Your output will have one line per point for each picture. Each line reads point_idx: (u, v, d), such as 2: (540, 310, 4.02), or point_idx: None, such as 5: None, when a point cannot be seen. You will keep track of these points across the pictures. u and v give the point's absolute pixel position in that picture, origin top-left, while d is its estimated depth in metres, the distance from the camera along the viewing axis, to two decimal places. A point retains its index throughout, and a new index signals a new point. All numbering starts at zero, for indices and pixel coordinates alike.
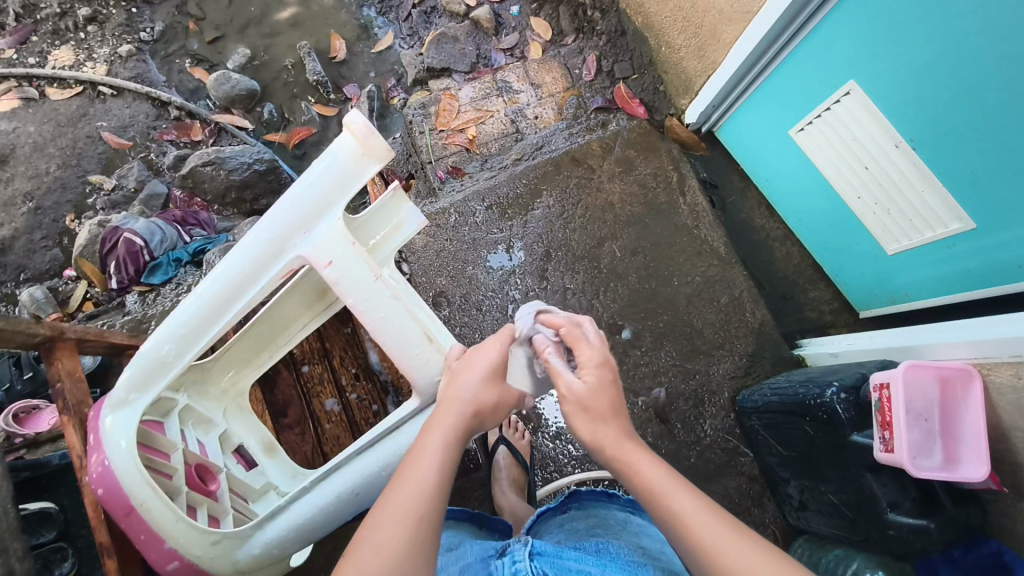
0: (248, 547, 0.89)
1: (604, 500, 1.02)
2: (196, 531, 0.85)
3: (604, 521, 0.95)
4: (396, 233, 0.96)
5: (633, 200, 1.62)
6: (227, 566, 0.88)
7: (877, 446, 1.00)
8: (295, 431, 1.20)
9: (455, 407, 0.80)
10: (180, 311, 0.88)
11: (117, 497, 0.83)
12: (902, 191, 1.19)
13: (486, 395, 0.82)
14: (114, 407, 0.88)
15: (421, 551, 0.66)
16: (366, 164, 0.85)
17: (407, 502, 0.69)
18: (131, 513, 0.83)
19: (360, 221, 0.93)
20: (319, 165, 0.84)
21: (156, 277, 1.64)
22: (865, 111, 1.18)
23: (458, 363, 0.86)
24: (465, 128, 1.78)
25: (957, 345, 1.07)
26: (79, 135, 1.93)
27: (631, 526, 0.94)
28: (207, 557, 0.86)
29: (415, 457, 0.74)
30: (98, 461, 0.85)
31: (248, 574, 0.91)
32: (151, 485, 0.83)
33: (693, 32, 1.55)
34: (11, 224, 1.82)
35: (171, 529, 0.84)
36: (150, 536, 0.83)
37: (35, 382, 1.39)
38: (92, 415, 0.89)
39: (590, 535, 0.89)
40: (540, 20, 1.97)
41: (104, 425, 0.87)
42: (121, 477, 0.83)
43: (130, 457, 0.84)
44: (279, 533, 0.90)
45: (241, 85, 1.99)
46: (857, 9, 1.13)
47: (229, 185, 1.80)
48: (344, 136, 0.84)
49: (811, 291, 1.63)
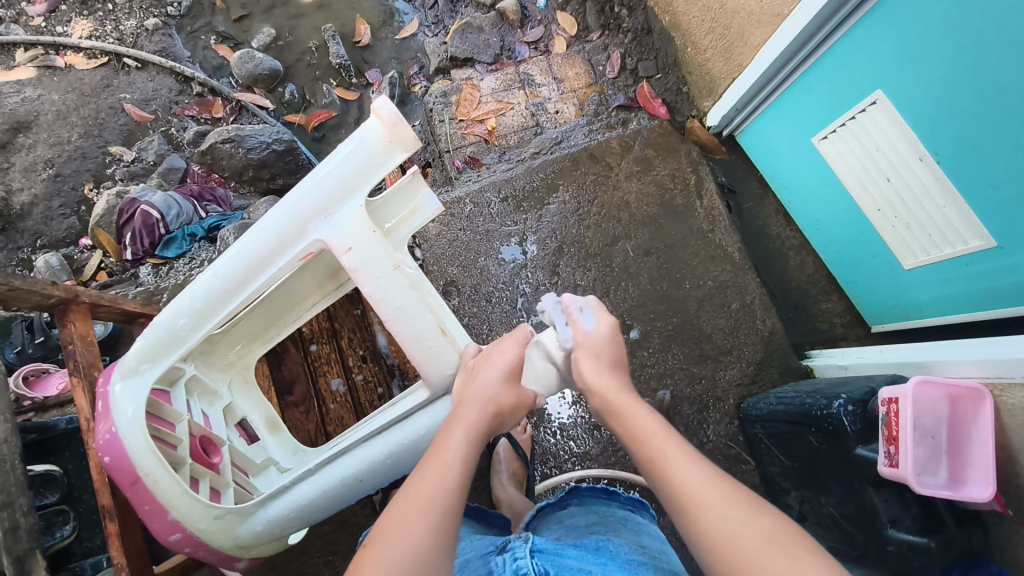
0: (250, 524, 0.90)
1: (604, 498, 1.00)
2: (200, 504, 0.85)
3: (604, 518, 0.94)
4: (412, 218, 0.96)
5: (649, 200, 1.61)
6: (228, 541, 0.89)
7: (881, 460, 0.99)
8: (299, 409, 1.21)
9: (473, 405, 0.83)
10: (194, 286, 0.88)
11: (123, 466, 0.84)
12: (923, 205, 1.18)
13: (504, 392, 0.85)
14: (123, 374, 0.88)
15: (442, 544, 0.68)
16: (391, 150, 0.85)
17: (432, 495, 0.71)
18: (137, 483, 0.84)
19: (380, 204, 0.93)
20: (343, 148, 0.84)
21: (170, 251, 1.65)
22: (890, 121, 1.16)
23: (475, 361, 0.88)
24: (485, 119, 1.78)
25: (970, 363, 1.05)
26: (102, 106, 1.95)
27: (632, 524, 0.93)
28: (210, 531, 0.86)
29: (439, 452, 0.77)
30: (104, 429, 0.85)
31: (248, 550, 0.92)
32: (157, 456, 0.84)
33: (721, 33, 1.54)
34: (31, 189, 1.84)
35: (174, 501, 0.84)
36: (154, 507, 0.84)
37: (46, 347, 1.40)
38: (101, 381, 0.90)
39: (590, 533, 0.88)
40: (566, 15, 1.96)
41: (113, 392, 0.87)
42: (128, 446, 0.84)
43: (138, 427, 0.84)
44: (281, 512, 0.91)
45: (265, 64, 2.00)
46: (889, 18, 1.11)
47: (246, 163, 1.81)
48: (371, 122, 0.84)
49: (824, 302, 1.62)
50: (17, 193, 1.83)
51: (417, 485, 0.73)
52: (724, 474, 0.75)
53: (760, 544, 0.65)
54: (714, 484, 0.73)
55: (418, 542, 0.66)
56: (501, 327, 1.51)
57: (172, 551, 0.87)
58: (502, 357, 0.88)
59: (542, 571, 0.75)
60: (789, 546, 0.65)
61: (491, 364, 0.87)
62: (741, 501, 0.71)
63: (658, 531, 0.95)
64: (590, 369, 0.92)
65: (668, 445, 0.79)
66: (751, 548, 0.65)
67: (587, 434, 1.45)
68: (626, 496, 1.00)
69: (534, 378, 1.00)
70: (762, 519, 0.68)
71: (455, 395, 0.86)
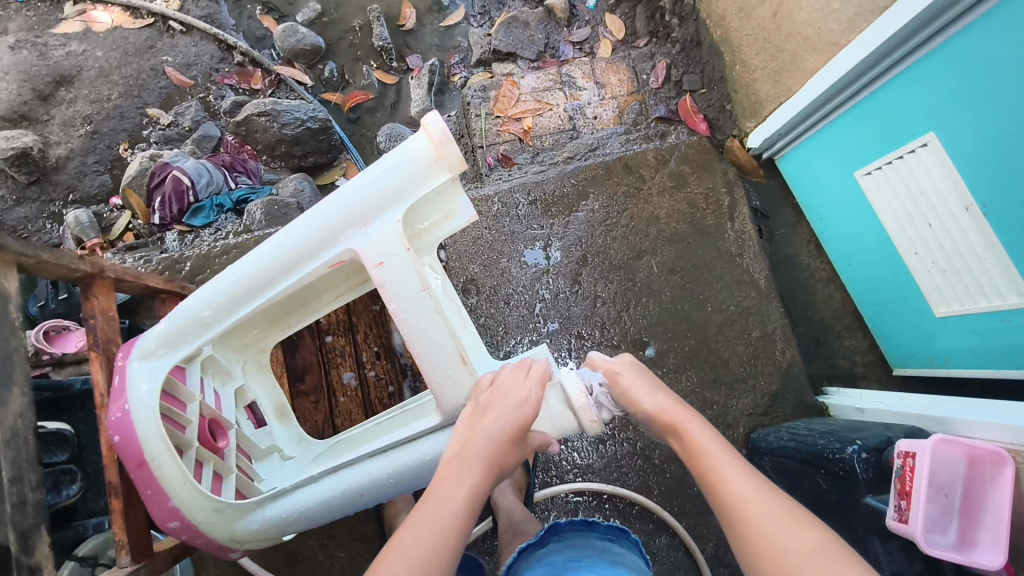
0: (247, 520, 0.91)
1: (582, 528, 0.98)
2: (202, 495, 0.86)
3: (581, 552, 0.93)
4: (445, 223, 0.96)
5: (679, 218, 1.58)
6: (223, 533, 0.89)
7: (891, 513, 0.96)
8: (310, 399, 1.21)
9: (476, 463, 0.81)
10: (222, 277, 0.89)
11: (132, 447, 0.85)
12: (963, 256, 1.14)
13: (506, 442, 0.83)
14: (141, 354, 0.90)
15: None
16: (436, 170, 0.84)
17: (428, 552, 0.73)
18: (144, 466, 0.85)
19: (419, 207, 0.91)
20: (388, 161, 0.84)
21: (196, 219, 1.67)
22: (939, 165, 1.12)
23: (487, 398, 0.84)
24: (522, 118, 1.77)
25: (992, 426, 1.00)
26: (144, 67, 1.96)
27: (609, 556, 0.92)
28: (207, 522, 0.87)
29: (428, 502, 0.78)
30: (117, 407, 0.86)
31: (242, 544, 0.92)
32: (165, 442, 0.85)
33: (773, 55, 1.50)
34: (68, 143, 1.86)
35: (176, 488, 0.85)
36: (156, 492, 0.86)
37: (69, 304, 1.42)
38: (119, 356, 0.92)
39: (564, 570, 0.88)
40: (615, 18, 1.92)
41: (129, 373, 0.89)
42: (138, 427, 0.85)
43: (149, 409, 0.85)
44: (279, 513, 0.92)
45: (307, 40, 1.99)
46: (949, 64, 1.07)
47: (279, 138, 1.80)
48: (420, 137, 0.83)
49: (847, 339, 1.60)
50: (54, 146, 1.85)
51: (413, 534, 0.74)
52: (769, 486, 0.79)
53: (801, 556, 0.69)
54: (760, 497, 0.77)
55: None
56: (516, 331, 1.50)
57: (168, 536, 0.89)
58: (515, 409, 0.84)
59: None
60: (829, 561, 0.68)
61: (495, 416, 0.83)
62: (782, 518, 0.74)
63: (639, 561, 0.93)
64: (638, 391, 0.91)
65: (715, 457, 0.83)
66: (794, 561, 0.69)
67: (592, 447, 1.44)
68: (603, 525, 0.96)
69: (545, 419, 0.92)
70: (804, 534, 0.71)
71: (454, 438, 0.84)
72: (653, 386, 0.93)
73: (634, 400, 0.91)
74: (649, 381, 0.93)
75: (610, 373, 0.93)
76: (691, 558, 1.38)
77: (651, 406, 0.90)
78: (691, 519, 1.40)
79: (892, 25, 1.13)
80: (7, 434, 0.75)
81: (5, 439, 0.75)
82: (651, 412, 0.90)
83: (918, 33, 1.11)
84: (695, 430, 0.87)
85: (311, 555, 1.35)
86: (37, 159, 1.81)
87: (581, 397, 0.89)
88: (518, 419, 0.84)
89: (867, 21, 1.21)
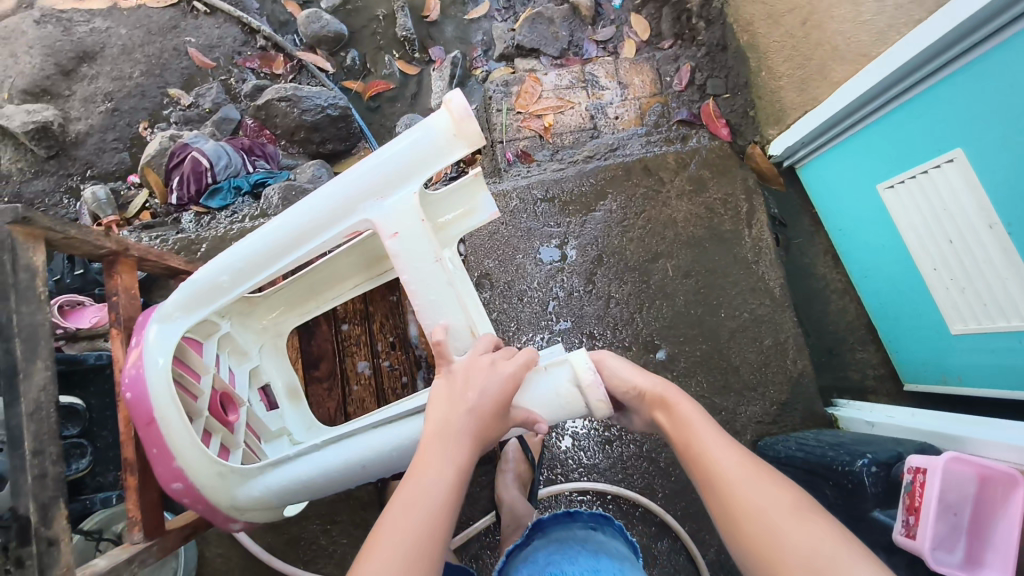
0: (249, 487, 0.89)
1: (565, 521, 1.02)
2: (205, 457, 0.85)
3: (564, 545, 0.95)
4: (466, 218, 0.96)
5: (696, 222, 1.57)
6: (225, 499, 0.88)
7: (898, 529, 0.95)
8: (323, 385, 1.21)
9: (463, 441, 0.75)
10: (240, 245, 0.89)
11: (142, 404, 0.84)
12: (983, 274, 1.13)
13: (489, 414, 0.77)
14: (161, 318, 0.89)
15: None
16: (454, 145, 0.82)
17: (422, 540, 0.67)
18: (152, 424, 0.84)
19: (436, 199, 0.93)
20: (406, 137, 0.83)
21: (214, 201, 1.67)
22: (963, 182, 1.11)
23: (459, 371, 0.79)
24: (543, 115, 1.76)
25: (1005, 446, 0.99)
26: (167, 46, 1.96)
27: (592, 544, 0.94)
28: (211, 486, 0.86)
29: (412, 483, 0.71)
30: (132, 366, 0.86)
31: (244, 513, 0.91)
32: (176, 403, 0.85)
33: (801, 63, 1.49)
34: (88, 119, 1.86)
35: (183, 449, 0.85)
36: (161, 451, 0.85)
37: (84, 279, 1.42)
38: (140, 320, 0.91)
39: (546, 564, 0.90)
40: (640, 18, 1.91)
41: (147, 334, 0.88)
42: (150, 387, 0.85)
43: (163, 372, 0.85)
44: (280, 482, 0.89)
45: (331, 27, 1.99)
46: (983, 80, 1.05)
47: (299, 124, 1.80)
48: (440, 114, 0.82)
49: (860, 351, 1.59)
50: (74, 122, 1.85)
51: (401, 519, 0.68)
52: (751, 456, 0.79)
53: (781, 517, 0.70)
54: (743, 465, 0.77)
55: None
56: (528, 328, 1.50)
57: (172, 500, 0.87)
58: (490, 375, 0.79)
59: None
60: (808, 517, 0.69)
61: (478, 385, 0.78)
62: (765, 480, 0.74)
63: (620, 547, 0.96)
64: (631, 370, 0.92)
65: (700, 429, 0.82)
66: (771, 522, 0.70)
67: (598, 447, 1.44)
68: (587, 514, 1.02)
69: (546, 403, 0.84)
70: (781, 496, 0.72)
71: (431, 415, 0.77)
72: (639, 367, 0.93)
73: (622, 380, 0.91)
74: (637, 365, 0.94)
75: (595, 359, 0.94)
76: (692, 562, 1.38)
77: (642, 384, 0.90)
78: (694, 524, 1.40)
79: (928, 36, 1.11)
80: (31, 407, 0.76)
81: (28, 412, 0.75)
82: (640, 389, 0.90)
83: (952, 46, 1.09)
84: (683, 404, 0.87)
85: (313, 540, 1.35)
86: (57, 133, 1.81)
87: (590, 373, 0.83)
88: (500, 391, 0.78)
89: (900, 34, 1.20)
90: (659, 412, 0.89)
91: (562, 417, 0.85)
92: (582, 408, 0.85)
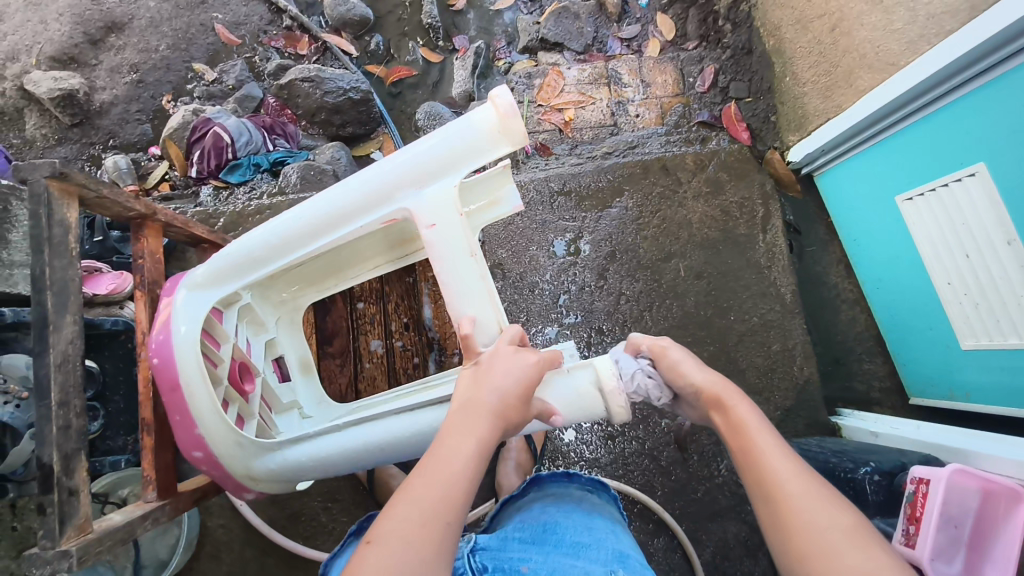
0: (266, 459, 0.90)
1: (563, 480, 1.04)
2: (227, 428, 0.87)
3: (558, 498, 0.99)
4: (491, 208, 1.01)
5: (711, 224, 1.57)
6: (241, 470, 0.90)
7: (897, 537, 0.94)
8: (336, 360, 1.22)
9: (484, 414, 0.74)
10: (275, 222, 0.89)
11: (168, 369, 0.87)
12: (999, 291, 1.12)
13: (514, 399, 0.76)
14: (189, 285, 0.91)
15: (443, 557, 0.64)
16: (498, 143, 0.82)
17: (440, 503, 0.66)
18: (176, 389, 0.87)
19: (470, 188, 0.96)
20: (449, 128, 0.83)
21: (233, 176, 1.70)
22: (985, 197, 1.10)
23: (484, 359, 0.80)
24: (564, 109, 1.77)
25: (1009, 462, 0.98)
26: (194, 21, 1.96)
27: (586, 504, 0.97)
28: (228, 455, 0.89)
29: (438, 454, 0.70)
30: (160, 332, 0.89)
31: (258, 484, 0.92)
32: (200, 368, 0.87)
33: (826, 69, 1.49)
34: (113, 89, 1.87)
35: (203, 416, 0.87)
36: (184, 417, 0.87)
37: (103, 247, 1.40)
38: (168, 287, 0.93)
39: (540, 514, 0.94)
40: (666, 18, 1.92)
41: (176, 298, 0.91)
42: (177, 352, 0.87)
43: (190, 341, 0.87)
44: (297, 457, 0.90)
45: (357, 10, 1.99)
46: (1005, 96, 1.05)
47: (321, 105, 1.81)
48: (486, 109, 0.82)
49: (867, 362, 1.60)
50: (99, 91, 1.86)
51: (421, 483, 0.67)
52: (812, 471, 0.75)
53: (835, 537, 0.65)
54: (799, 476, 0.73)
55: (416, 549, 0.62)
56: (538, 319, 1.51)
57: (190, 465, 0.90)
58: (516, 363, 0.79)
59: (479, 568, 0.80)
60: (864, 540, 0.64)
61: (501, 368, 0.78)
62: (824, 498, 0.70)
63: (610, 511, 0.99)
64: (688, 366, 0.91)
65: (760, 435, 0.79)
66: (828, 541, 0.65)
67: (601, 442, 1.45)
68: (584, 477, 1.04)
69: (571, 409, 0.85)
70: (838, 516, 0.67)
71: (461, 393, 0.78)
72: (701, 364, 0.91)
73: (682, 374, 0.90)
74: (699, 360, 0.92)
75: (657, 350, 0.94)
76: (687, 561, 1.39)
77: (701, 381, 0.88)
78: (691, 523, 1.41)
79: (954, 50, 1.12)
80: (58, 358, 0.77)
81: (55, 363, 0.76)
82: (698, 386, 0.88)
83: (986, 59, 1.08)
84: (743, 408, 0.83)
85: (314, 516, 1.37)
86: (82, 102, 1.82)
87: (613, 380, 0.84)
88: (524, 374, 0.78)
89: (929, 44, 1.19)
90: (715, 412, 0.86)
91: (581, 419, 0.86)
92: (600, 412, 0.86)
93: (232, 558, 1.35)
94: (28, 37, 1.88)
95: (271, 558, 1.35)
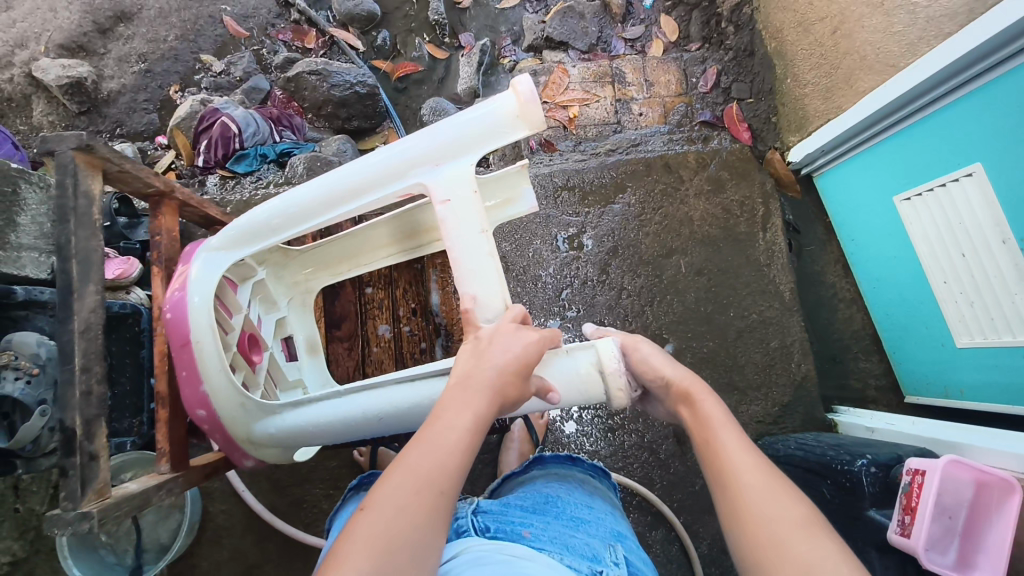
0: (266, 424, 0.92)
1: (566, 463, 1.06)
2: (233, 388, 0.89)
3: (561, 478, 1.00)
4: (506, 206, 1.06)
5: (712, 221, 1.59)
6: (242, 433, 0.92)
7: (893, 527, 0.96)
8: (344, 344, 1.24)
9: (481, 390, 0.75)
10: (289, 195, 0.91)
11: (180, 327, 0.88)
12: (993, 290, 1.15)
13: (514, 374, 0.78)
14: (205, 252, 0.93)
15: (437, 525, 0.65)
16: (515, 127, 0.84)
17: (434, 474, 0.67)
18: (187, 346, 0.88)
19: (486, 182, 1.03)
20: (469, 112, 0.84)
21: (240, 166, 1.71)
22: (981, 196, 1.13)
23: (487, 335, 0.82)
24: (569, 106, 1.79)
25: (1006, 454, 1.00)
26: (203, 13, 1.97)
27: (587, 486, 1.00)
28: (231, 416, 0.91)
29: (435, 425, 0.72)
30: (175, 291, 0.90)
31: (258, 447, 0.94)
32: (210, 326, 0.88)
33: (827, 72, 1.52)
34: (121, 78, 1.88)
35: (211, 375, 0.88)
36: (191, 375, 0.89)
37: (110, 232, 1.40)
38: (184, 256, 0.95)
39: (542, 488, 0.96)
40: (670, 20, 1.96)
41: (193, 265, 0.92)
42: (190, 314, 0.88)
43: (203, 307, 0.88)
44: (296, 424, 0.92)
45: (364, 6, 2.01)
46: (1005, 95, 1.07)
47: (327, 99, 1.82)
48: (506, 95, 0.83)
49: (863, 361, 1.63)
50: (107, 80, 1.87)
51: (418, 455, 0.68)
52: (771, 465, 0.73)
53: (786, 527, 0.64)
54: (755, 466, 0.72)
55: (407, 518, 0.63)
56: (539, 312, 1.53)
57: (195, 426, 0.92)
58: (519, 338, 0.80)
59: (481, 528, 0.82)
60: (816, 536, 0.62)
61: (501, 345, 0.80)
62: (773, 488, 0.68)
63: (611, 499, 1.01)
64: (660, 359, 0.93)
65: (722, 430, 0.78)
66: (780, 531, 0.64)
67: (601, 434, 1.46)
68: (587, 463, 1.06)
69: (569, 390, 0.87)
70: (791, 506, 0.66)
71: (459, 365, 0.80)
72: (674, 361, 0.94)
73: (652, 367, 0.92)
74: (671, 358, 0.94)
75: (630, 344, 0.96)
76: (684, 554, 1.40)
77: (671, 374, 0.90)
78: (688, 516, 1.42)
79: (952, 52, 1.14)
80: (82, 326, 0.79)
81: (79, 330, 0.78)
82: (669, 380, 0.90)
83: (988, 56, 1.09)
84: (709, 401, 0.84)
85: (315, 503, 1.38)
86: (90, 90, 1.83)
87: (614, 362, 0.86)
88: (524, 351, 0.80)
89: (929, 45, 1.22)
90: (683, 406, 0.87)
91: (580, 399, 0.88)
92: (600, 394, 0.88)
93: (232, 544, 1.36)
94: (38, 24, 1.88)
95: (271, 544, 1.36)
